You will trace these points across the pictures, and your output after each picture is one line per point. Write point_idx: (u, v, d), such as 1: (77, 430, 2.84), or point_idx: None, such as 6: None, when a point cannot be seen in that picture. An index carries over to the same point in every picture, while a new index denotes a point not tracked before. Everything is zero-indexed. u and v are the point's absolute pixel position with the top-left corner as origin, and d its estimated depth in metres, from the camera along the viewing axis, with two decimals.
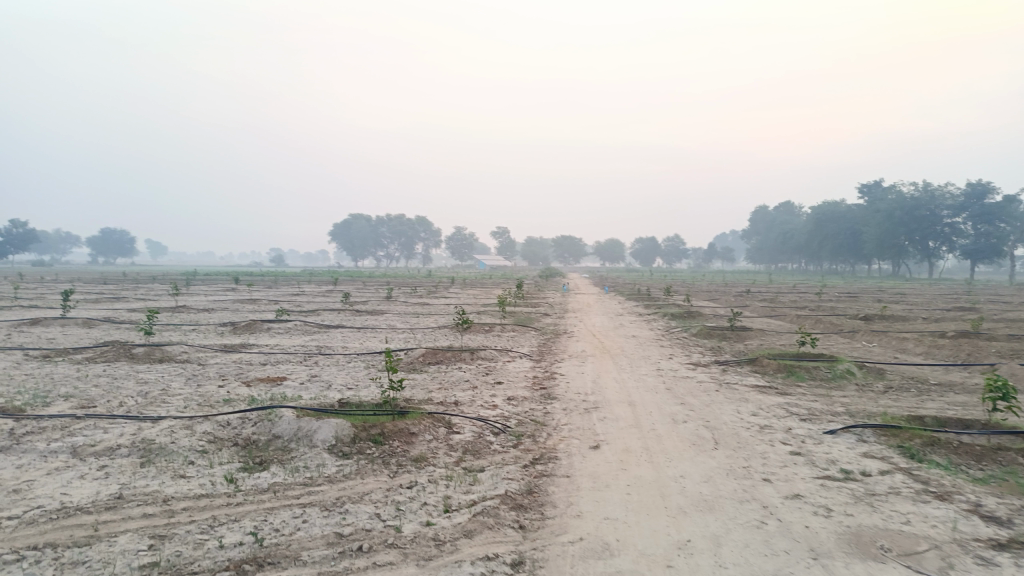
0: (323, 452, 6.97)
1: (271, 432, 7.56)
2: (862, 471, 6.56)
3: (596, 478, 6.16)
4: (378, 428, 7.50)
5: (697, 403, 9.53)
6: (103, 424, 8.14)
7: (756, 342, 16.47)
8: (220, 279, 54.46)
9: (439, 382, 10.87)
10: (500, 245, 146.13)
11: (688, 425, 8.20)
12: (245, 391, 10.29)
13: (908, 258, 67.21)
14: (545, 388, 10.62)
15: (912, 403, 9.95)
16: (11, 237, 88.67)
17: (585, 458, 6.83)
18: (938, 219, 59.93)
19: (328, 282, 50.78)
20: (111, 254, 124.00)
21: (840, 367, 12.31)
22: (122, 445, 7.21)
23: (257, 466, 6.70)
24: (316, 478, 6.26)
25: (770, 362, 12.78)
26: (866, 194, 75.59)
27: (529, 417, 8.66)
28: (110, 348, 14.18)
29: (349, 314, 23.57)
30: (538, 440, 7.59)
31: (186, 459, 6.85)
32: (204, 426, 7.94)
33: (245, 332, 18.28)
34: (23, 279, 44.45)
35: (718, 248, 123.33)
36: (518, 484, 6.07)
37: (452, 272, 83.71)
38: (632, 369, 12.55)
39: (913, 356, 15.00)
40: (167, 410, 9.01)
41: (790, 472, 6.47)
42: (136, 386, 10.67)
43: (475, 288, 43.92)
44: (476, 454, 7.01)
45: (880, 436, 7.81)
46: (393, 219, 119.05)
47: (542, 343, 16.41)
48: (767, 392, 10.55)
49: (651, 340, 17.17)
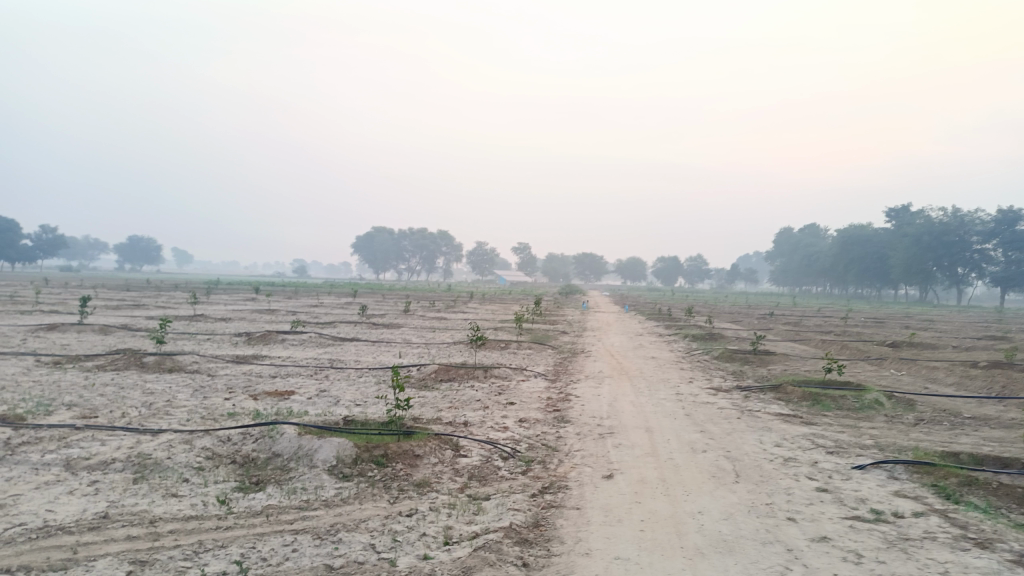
0: (322, 473, 6.67)
1: (271, 449, 7.29)
2: (894, 512, 6.11)
3: (608, 512, 5.78)
4: (381, 449, 7.18)
5: (717, 431, 9.08)
6: (101, 435, 7.91)
7: (779, 368, 15.92)
8: (242, 288, 55.50)
9: (450, 401, 10.53)
10: (523, 260, 145.19)
11: (707, 455, 7.79)
12: (252, 405, 10.02)
13: (936, 284, 65.96)
14: (558, 410, 10.22)
15: (945, 437, 9.42)
16: (43, 243, 90.18)
17: (596, 489, 6.45)
18: (968, 246, 58.62)
19: (346, 295, 50.81)
20: (138, 260, 125.94)
21: (867, 398, 11.79)
22: (116, 459, 6.95)
23: (253, 486, 6.41)
24: (313, 502, 5.95)
25: (794, 390, 12.27)
26: (892, 218, 74.51)
27: (541, 441, 8.30)
28: (121, 356, 14.02)
29: (366, 328, 23.32)
30: (548, 467, 7.22)
31: (180, 476, 6.57)
32: (203, 441, 7.68)
33: (259, 343, 18.11)
34: (49, 284, 45.19)
35: (740, 269, 122.12)
36: (524, 516, 5.71)
37: (472, 286, 83.87)
38: (650, 393, 12.12)
39: (944, 386, 14.40)
40: (169, 423, 8.77)
41: (817, 511, 6.04)
42: (141, 396, 10.44)
43: (494, 304, 43.60)
44: (482, 480, 6.66)
45: (913, 473, 7.33)
46: (415, 232, 119.19)
47: (558, 363, 16.00)
48: (792, 421, 10.06)
49: (671, 362, 16.72)
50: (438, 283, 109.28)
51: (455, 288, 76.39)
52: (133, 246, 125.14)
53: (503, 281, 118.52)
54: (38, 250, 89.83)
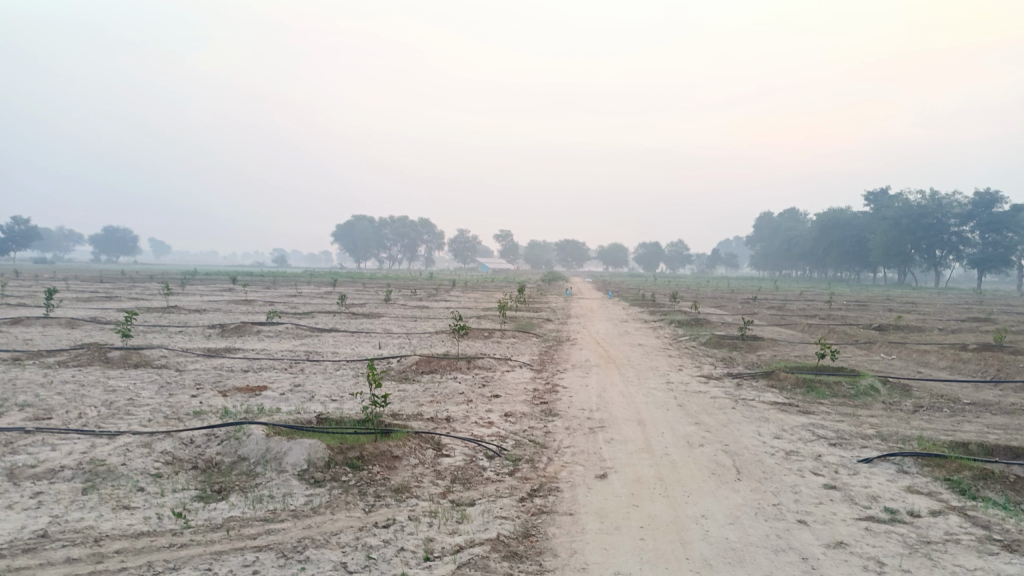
0: (291, 478, 6.14)
1: (236, 453, 6.75)
2: (910, 511, 5.69)
3: (603, 518, 5.30)
4: (356, 451, 6.64)
5: (713, 423, 8.63)
6: (52, 439, 7.29)
7: (769, 353, 15.57)
8: (219, 278, 54.46)
9: (431, 394, 10.02)
10: (504, 248, 144.61)
11: (705, 450, 7.33)
12: (220, 402, 9.42)
13: (915, 266, 66.28)
14: (546, 403, 9.74)
15: (949, 425, 9.03)
16: (14, 233, 88.20)
17: (590, 491, 5.96)
18: (946, 228, 58.82)
19: (324, 284, 50.00)
20: (113, 250, 124.07)
21: (863, 384, 11.41)
22: (66, 467, 6.34)
23: (215, 495, 5.84)
24: (280, 513, 5.40)
25: (788, 377, 11.87)
26: (872, 202, 74.82)
27: (528, 437, 7.81)
28: (85, 351, 13.31)
29: (345, 317, 22.68)
30: (537, 466, 6.74)
31: (135, 485, 5.99)
32: (164, 444, 7.10)
33: (233, 335, 17.46)
34: (18, 274, 44.18)
35: (721, 254, 122.30)
36: (512, 525, 5.20)
37: (449, 274, 83.14)
38: (639, 382, 11.68)
39: (936, 370, 14.09)
40: (128, 424, 8.15)
41: (828, 512, 5.60)
42: (101, 395, 9.78)
43: (476, 291, 43.31)
44: (466, 484, 6.15)
45: (924, 466, 6.91)
46: (397, 221, 118.42)
47: (543, 352, 15.51)
48: (788, 411, 9.63)
49: (658, 349, 16.33)
50: (419, 270, 108.48)
51: (441, 277, 75.80)
52: (108, 237, 122.97)
53: (483, 268, 117.93)
54: (10, 241, 87.74)
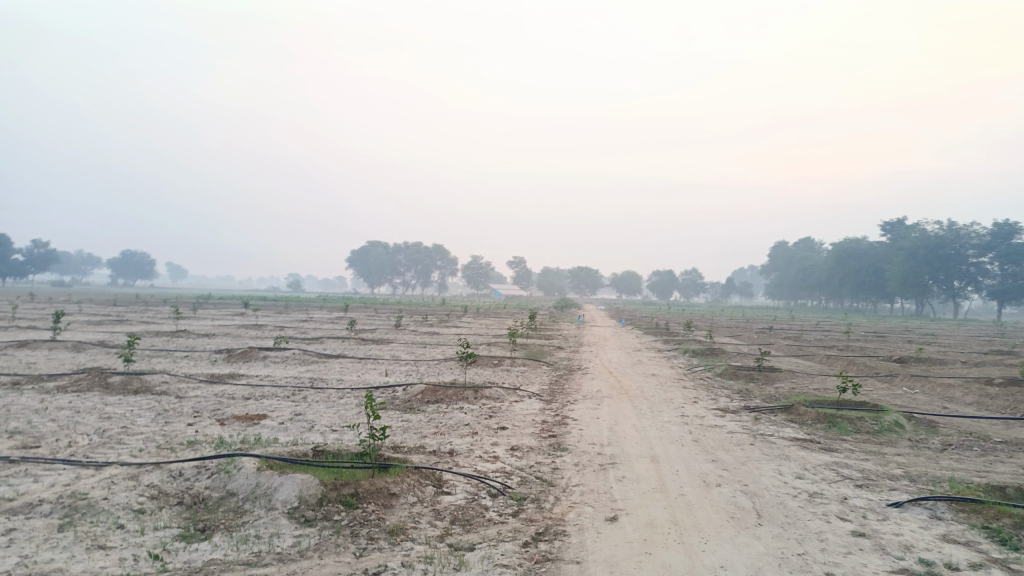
0: (281, 517, 5.77)
1: (225, 487, 6.40)
2: (947, 563, 5.22)
3: (613, 567, 4.89)
4: (351, 487, 6.25)
5: (730, 461, 8.18)
6: (36, 470, 6.96)
7: (787, 385, 15.06)
8: (231, 303, 54.18)
9: (436, 425, 9.64)
10: (517, 275, 144.54)
11: (723, 491, 6.89)
12: (216, 431, 9.09)
13: (934, 297, 65.32)
14: (554, 436, 9.31)
15: (981, 466, 8.51)
16: (33, 257, 88.84)
17: (599, 536, 5.55)
18: (964, 259, 58.02)
19: (336, 309, 49.91)
20: (130, 274, 125.13)
21: (887, 420, 10.91)
22: (44, 501, 6.00)
23: (199, 534, 5.48)
24: (264, 556, 5.03)
25: (808, 412, 11.38)
26: (888, 231, 74.02)
27: (535, 474, 7.40)
28: (86, 376, 13.05)
29: (353, 343, 22.39)
30: (543, 506, 6.32)
31: (114, 522, 5.64)
32: (151, 477, 6.76)
33: (239, 361, 17.19)
34: (33, 297, 44.48)
35: (735, 283, 121.34)
36: (513, 574, 4.79)
37: (460, 300, 83.00)
38: (653, 414, 11.21)
39: (962, 406, 13.54)
40: (119, 453, 7.83)
41: (858, 563, 5.15)
42: (96, 422, 9.47)
43: (487, 318, 43.07)
44: (466, 526, 5.75)
45: (959, 512, 6.43)
46: (410, 247, 118.70)
47: (553, 382, 15.08)
48: (810, 448, 9.16)
49: (672, 380, 15.88)
50: (431, 296, 108.38)
51: (452, 303, 75.54)
52: (126, 261, 124.02)
53: (495, 295, 117.79)
54: (29, 264, 88.56)
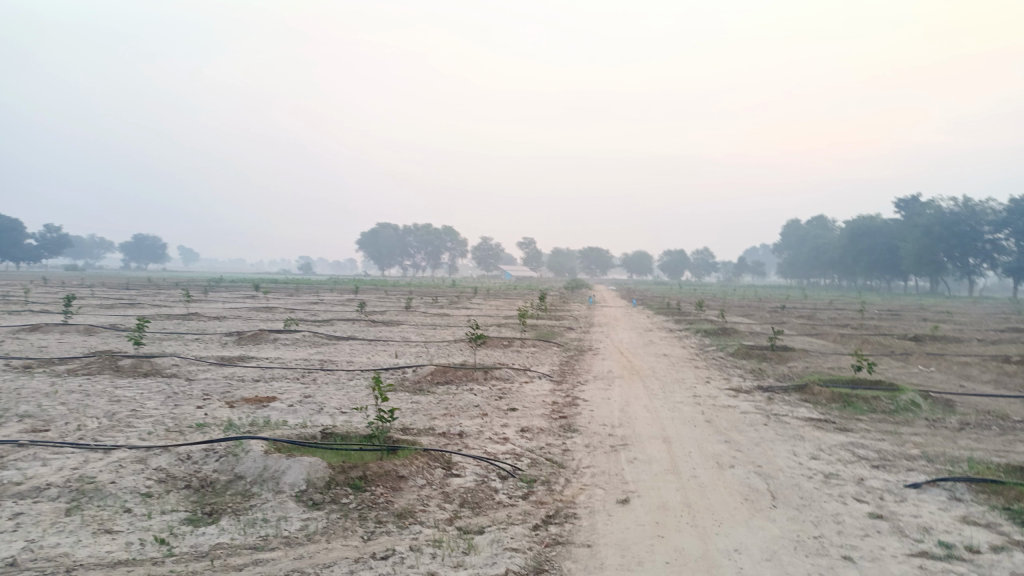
0: (288, 500, 5.71)
1: (233, 470, 6.35)
2: (968, 546, 5.09)
3: (625, 551, 4.79)
4: (359, 470, 6.18)
5: (744, 441, 8.05)
6: (44, 454, 6.94)
7: (801, 365, 14.88)
8: (243, 285, 54.16)
9: (445, 407, 9.56)
10: (527, 256, 144.23)
11: (736, 472, 6.78)
12: (225, 414, 9.04)
13: (949, 275, 64.61)
14: (565, 417, 9.21)
15: (1000, 446, 8.35)
16: (46, 242, 89.34)
17: (609, 518, 5.45)
18: (979, 236, 57.26)
19: (347, 291, 49.89)
20: (142, 257, 125.68)
21: (903, 400, 10.73)
22: (52, 485, 5.97)
23: (205, 518, 5.43)
24: (271, 540, 4.97)
25: (822, 392, 11.23)
26: (902, 208, 73.15)
27: (545, 456, 7.31)
28: (96, 359, 13.06)
29: (364, 325, 22.34)
30: (553, 489, 6.23)
31: (122, 505, 5.60)
32: (159, 460, 6.72)
33: (249, 343, 17.17)
34: (49, 281, 44.81)
35: (747, 262, 120.55)
36: (522, 558, 4.70)
37: (471, 281, 82.97)
38: (664, 395, 11.10)
39: (979, 384, 13.34)
40: (128, 436, 7.80)
41: (875, 546, 5.04)
42: (105, 405, 9.45)
43: (497, 298, 42.94)
44: (475, 509, 5.67)
45: (978, 493, 6.29)
46: (420, 229, 118.52)
47: (564, 362, 14.98)
48: (825, 428, 9.02)
49: (684, 360, 15.73)
50: (442, 277, 108.30)
51: (463, 284, 75.45)
52: (138, 245, 124.53)
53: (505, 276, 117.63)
54: (42, 249, 89.08)
